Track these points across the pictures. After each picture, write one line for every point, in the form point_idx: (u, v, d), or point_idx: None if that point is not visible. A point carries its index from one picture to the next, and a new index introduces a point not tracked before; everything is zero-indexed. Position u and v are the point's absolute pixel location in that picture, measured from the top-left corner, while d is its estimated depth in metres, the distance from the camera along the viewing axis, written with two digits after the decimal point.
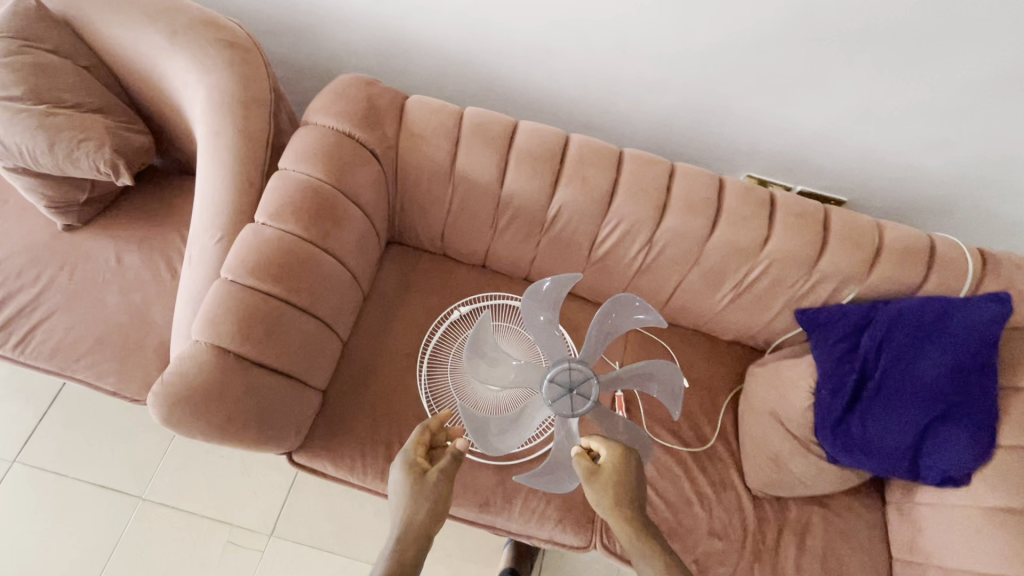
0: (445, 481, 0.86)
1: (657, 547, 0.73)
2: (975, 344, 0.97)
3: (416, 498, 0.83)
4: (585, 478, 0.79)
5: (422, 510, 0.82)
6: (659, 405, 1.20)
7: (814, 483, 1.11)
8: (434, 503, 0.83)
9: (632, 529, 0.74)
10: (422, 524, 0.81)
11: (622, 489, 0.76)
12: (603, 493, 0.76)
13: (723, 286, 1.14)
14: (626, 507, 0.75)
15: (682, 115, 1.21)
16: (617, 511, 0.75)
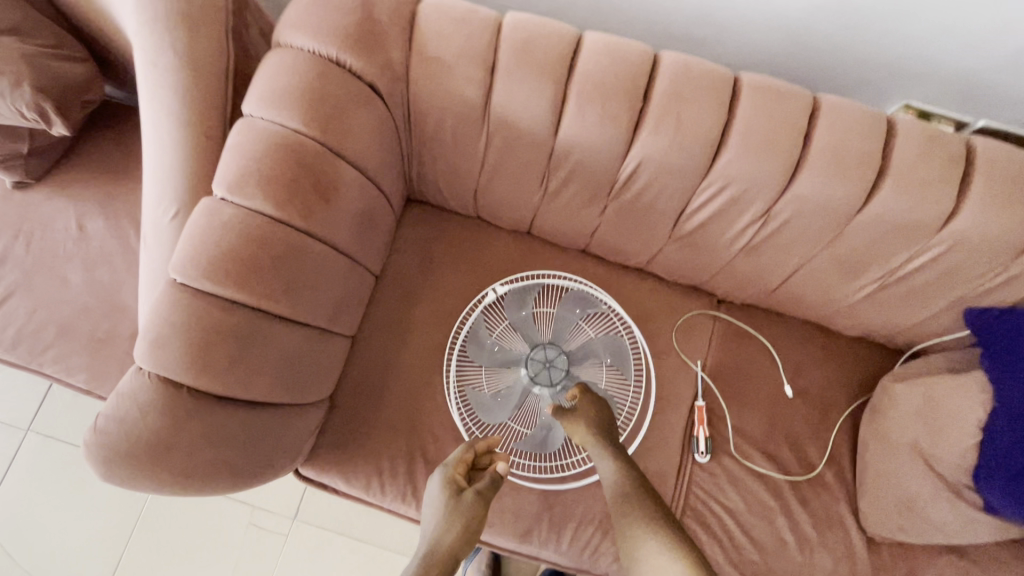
0: (483, 508, 0.66)
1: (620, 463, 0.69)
2: None
3: (447, 519, 0.65)
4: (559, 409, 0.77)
5: (453, 533, 0.63)
6: (751, 419, 0.94)
7: (962, 536, 0.84)
8: (467, 528, 0.64)
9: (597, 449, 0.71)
10: (449, 550, 0.63)
11: (592, 416, 0.74)
12: (572, 421, 0.74)
13: (865, 275, 0.81)
14: (593, 431, 0.72)
15: (827, 21, 0.82)
16: (587, 432, 0.73)
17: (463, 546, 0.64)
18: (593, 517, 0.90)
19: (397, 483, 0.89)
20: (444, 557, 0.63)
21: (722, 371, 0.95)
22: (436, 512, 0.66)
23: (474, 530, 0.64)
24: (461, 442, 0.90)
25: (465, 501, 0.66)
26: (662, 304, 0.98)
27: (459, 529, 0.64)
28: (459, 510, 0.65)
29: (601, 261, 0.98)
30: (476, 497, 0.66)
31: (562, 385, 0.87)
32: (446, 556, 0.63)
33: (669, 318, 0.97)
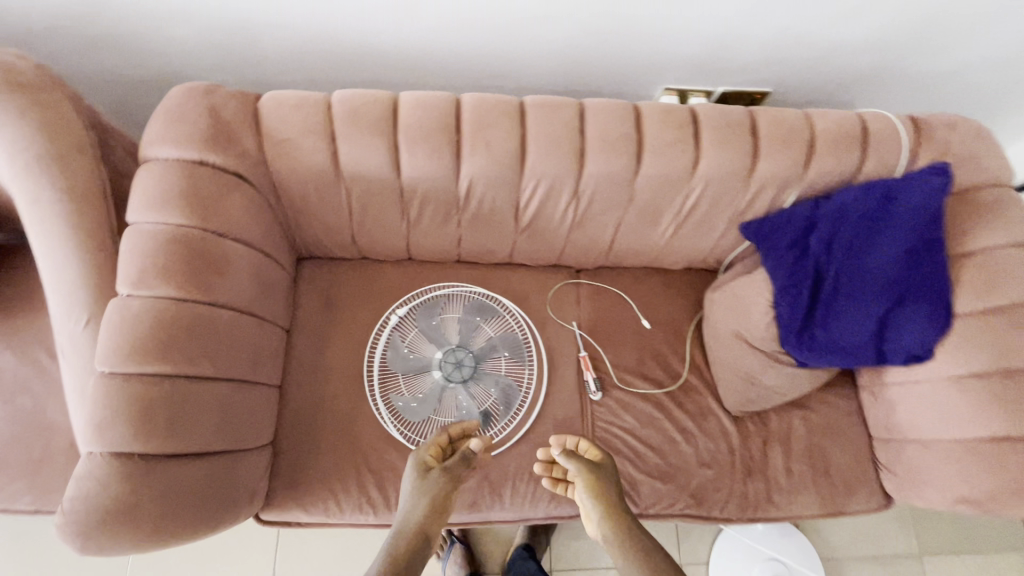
0: (448, 481, 0.81)
1: (629, 524, 0.82)
2: (923, 222, 0.94)
3: (415, 495, 0.79)
4: (587, 473, 0.86)
5: (419, 507, 0.78)
6: (625, 353, 1.16)
7: (790, 390, 1.10)
8: (431, 502, 0.79)
9: (606, 510, 0.84)
10: (416, 524, 0.77)
11: (604, 480, 0.86)
12: (593, 482, 0.86)
13: (663, 220, 1.07)
14: (605, 496, 0.85)
15: (580, 45, 1.08)
16: (609, 502, 0.85)
17: (431, 521, 0.78)
18: (524, 471, 1.07)
19: (352, 498, 1.01)
20: (413, 533, 0.76)
21: (594, 324, 1.18)
22: (409, 490, 0.81)
23: (438, 503, 0.79)
24: (397, 445, 1.04)
25: (432, 476, 0.81)
26: (533, 285, 1.19)
27: (425, 504, 0.79)
28: (426, 485, 0.80)
29: (475, 265, 1.18)
30: (445, 472, 0.82)
31: (470, 381, 1.04)
32: (414, 529, 0.77)
33: (541, 295, 1.18)
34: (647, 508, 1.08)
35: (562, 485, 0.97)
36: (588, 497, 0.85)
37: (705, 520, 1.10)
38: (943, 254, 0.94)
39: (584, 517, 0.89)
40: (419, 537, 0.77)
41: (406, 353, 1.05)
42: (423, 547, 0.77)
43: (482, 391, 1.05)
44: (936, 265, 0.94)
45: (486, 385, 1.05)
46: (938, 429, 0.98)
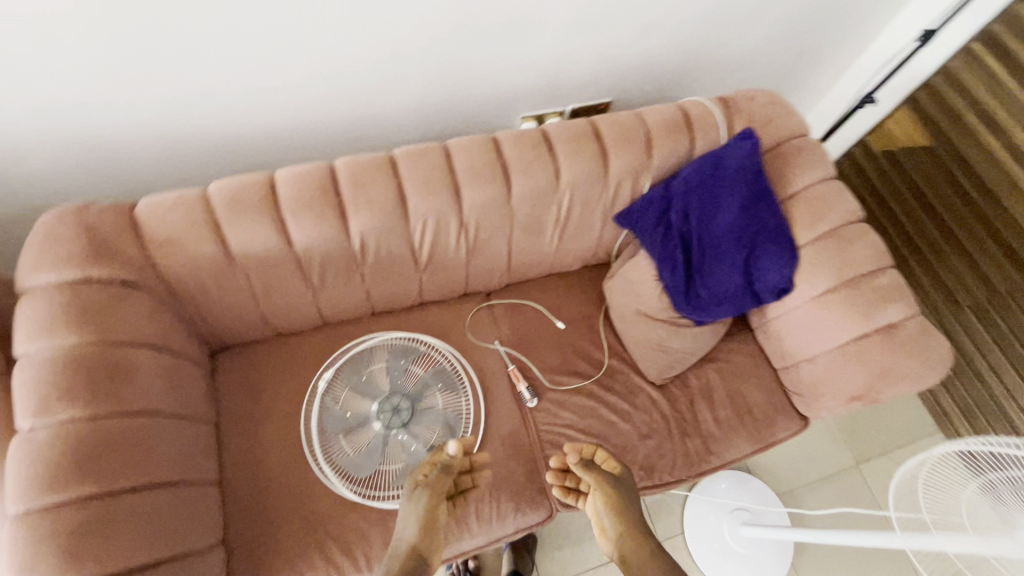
0: (431, 495, 0.92)
1: (638, 535, 0.91)
2: (748, 178, 1.12)
3: (407, 514, 0.91)
4: (602, 485, 0.96)
5: (409, 525, 0.89)
6: (549, 356, 1.25)
7: (696, 348, 1.23)
8: (417, 519, 0.90)
9: (618, 519, 0.93)
10: (407, 542, 0.88)
11: (618, 490, 0.96)
12: (608, 492, 0.95)
13: (547, 230, 1.19)
14: (618, 505, 0.94)
15: (435, 97, 1.21)
16: (622, 507, 0.94)
17: (422, 540, 0.88)
18: (484, 491, 1.11)
19: (319, 571, 0.99)
20: (407, 553, 0.87)
21: (514, 338, 1.26)
22: (403, 512, 0.92)
23: (425, 517, 0.90)
24: (354, 504, 1.04)
25: (417, 495, 0.92)
26: (450, 318, 1.26)
27: (415, 520, 0.90)
28: (413, 502, 0.92)
29: (391, 312, 1.23)
30: (434, 488, 0.93)
31: (411, 423, 1.07)
32: (408, 547, 0.88)
33: (460, 324, 1.25)
34: None
35: (575, 495, 1.06)
36: (601, 505, 0.95)
37: (660, 487, 1.19)
38: (772, 199, 1.12)
39: (597, 528, 0.98)
40: (413, 555, 0.87)
41: (341, 413, 1.06)
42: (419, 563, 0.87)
43: (425, 430, 1.07)
44: (770, 210, 1.12)
45: (427, 423, 1.08)
46: (817, 345, 1.13)
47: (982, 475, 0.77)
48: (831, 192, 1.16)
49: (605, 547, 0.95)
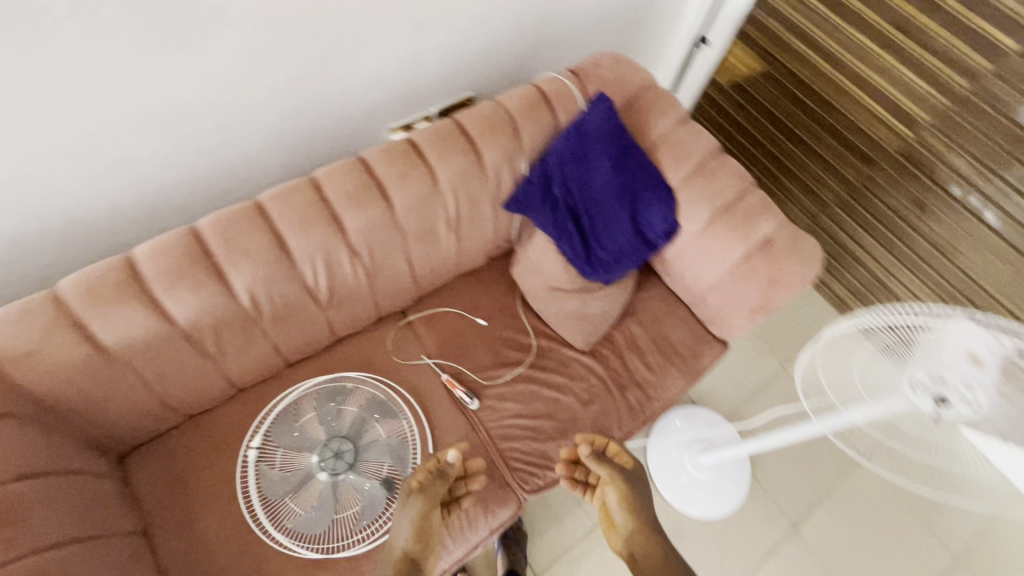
0: (428, 497, 0.94)
1: (646, 529, 0.94)
2: (613, 138, 1.18)
3: (401, 517, 0.92)
4: (614, 479, 1.00)
5: (404, 530, 0.90)
6: (478, 355, 1.26)
7: (611, 307, 1.30)
8: (413, 523, 0.91)
9: (628, 513, 0.97)
10: (400, 548, 0.89)
11: (630, 486, 0.99)
12: (621, 488, 0.99)
13: (442, 235, 1.19)
14: (628, 497, 0.98)
15: (292, 131, 1.17)
16: (634, 502, 0.98)
17: (416, 546, 0.90)
18: None
19: None
20: (400, 558, 0.89)
21: (440, 347, 1.26)
22: (396, 516, 0.93)
23: (421, 521, 0.91)
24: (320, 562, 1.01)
25: (413, 499, 0.93)
26: (372, 346, 1.23)
27: (411, 524, 0.91)
28: (408, 506, 0.92)
29: (308, 358, 1.19)
30: (430, 489, 0.95)
31: (356, 462, 1.06)
32: (401, 554, 0.89)
33: (382, 350, 1.23)
34: None
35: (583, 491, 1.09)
36: (611, 495, 0.99)
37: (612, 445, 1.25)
38: (637, 153, 1.21)
39: (607, 522, 1.01)
40: (407, 561, 0.89)
41: (282, 475, 1.03)
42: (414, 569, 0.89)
43: (372, 465, 1.06)
44: (639, 163, 1.20)
45: (373, 457, 1.07)
46: (713, 275, 1.22)
47: (880, 338, 0.87)
48: (689, 133, 1.24)
49: (613, 542, 0.98)
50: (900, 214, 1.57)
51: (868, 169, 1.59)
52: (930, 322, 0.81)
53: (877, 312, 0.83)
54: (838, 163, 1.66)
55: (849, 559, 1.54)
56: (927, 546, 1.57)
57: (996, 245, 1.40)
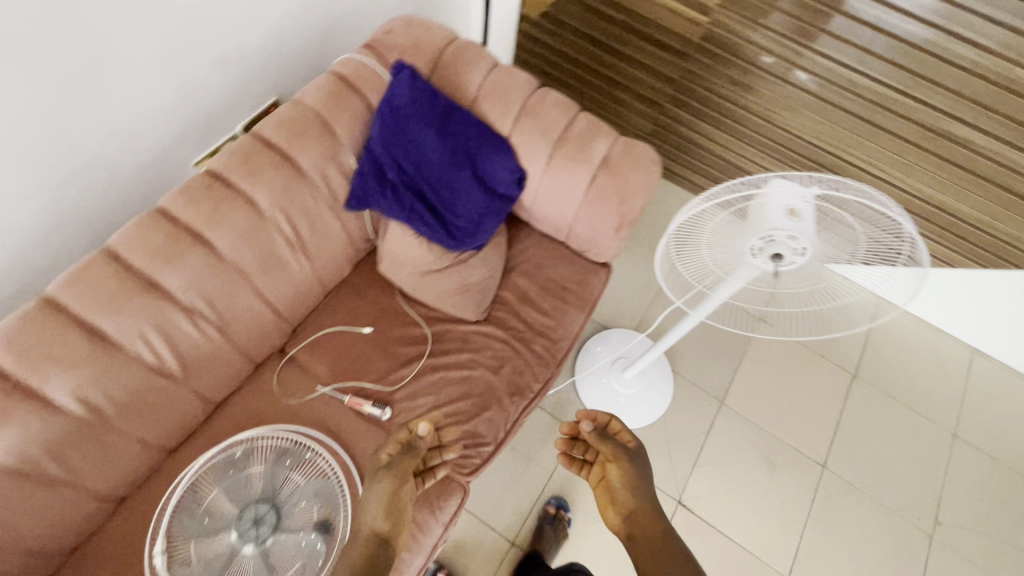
0: (397, 470, 0.93)
1: (649, 512, 0.97)
2: (428, 104, 1.13)
3: (374, 495, 0.90)
4: (618, 460, 1.02)
5: (374, 504, 0.90)
6: (375, 363, 1.21)
7: (489, 270, 1.29)
8: (382, 498, 0.90)
9: (631, 495, 1.00)
10: (370, 527, 0.89)
11: (633, 467, 1.01)
12: (623, 467, 1.01)
13: (286, 258, 1.10)
14: (631, 478, 1.01)
15: (73, 204, 1.04)
16: (635, 481, 1.01)
17: (387, 527, 0.89)
18: None
19: None
20: (373, 539, 0.87)
21: (333, 370, 1.19)
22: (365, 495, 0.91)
23: (390, 494, 0.91)
24: None
25: (384, 473, 0.92)
26: (258, 396, 1.14)
27: (382, 501, 0.90)
28: (378, 483, 0.92)
29: (191, 434, 1.08)
30: (398, 466, 0.94)
31: (280, 520, 0.98)
32: (372, 535, 0.88)
33: (271, 395, 1.14)
34: (497, 435, 1.21)
35: (579, 468, 1.13)
36: (616, 475, 1.01)
37: (535, 399, 1.27)
38: (458, 111, 1.16)
39: (607, 501, 1.04)
40: (377, 541, 0.87)
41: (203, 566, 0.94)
42: (386, 547, 0.88)
43: (297, 515, 0.99)
44: (464, 120, 1.16)
45: (295, 507, 0.99)
46: (571, 207, 1.23)
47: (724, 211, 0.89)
48: (504, 77, 1.22)
49: (612, 519, 1.02)
50: (719, 94, 1.68)
51: (680, 61, 1.68)
52: (752, 191, 0.83)
53: (715, 202, 0.83)
54: (656, 64, 1.73)
55: (772, 412, 1.71)
56: (827, 375, 1.79)
57: None
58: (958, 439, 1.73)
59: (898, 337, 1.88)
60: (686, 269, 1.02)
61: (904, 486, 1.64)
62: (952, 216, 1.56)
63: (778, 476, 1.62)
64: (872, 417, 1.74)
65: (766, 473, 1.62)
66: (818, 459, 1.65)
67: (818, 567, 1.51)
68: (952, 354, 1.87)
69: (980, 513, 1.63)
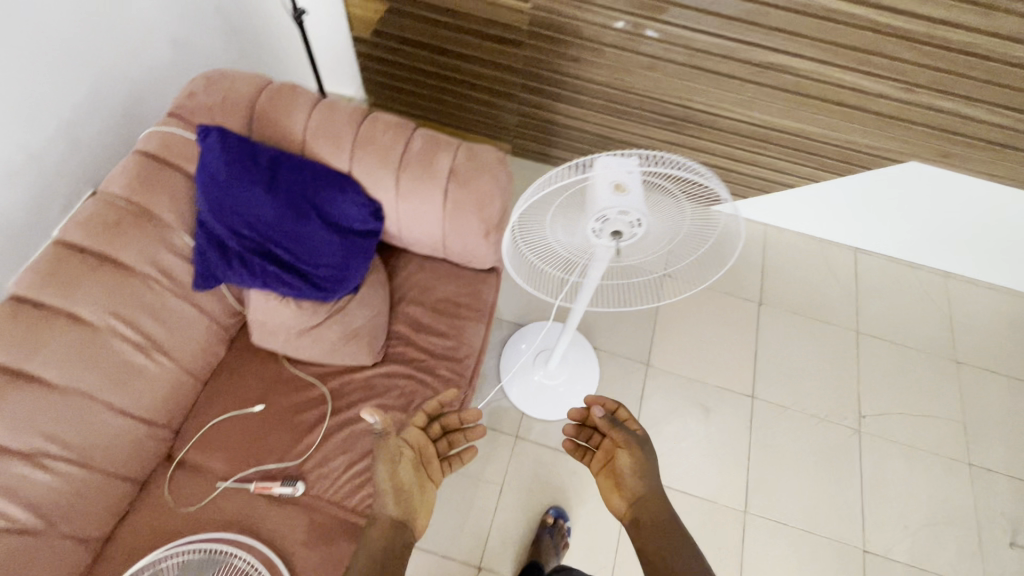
0: (393, 454, 1.00)
1: (654, 499, 0.98)
2: (249, 161, 1.04)
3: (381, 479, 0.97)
4: (627, 444, 1.05)
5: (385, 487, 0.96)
6: (275, 438, 1.13)
7: (372, 309, 1.23)
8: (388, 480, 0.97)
9: (639, 480, 1.01)
10: (387, 512, 0.94)
11: (642, 452, 1.04)
12: (630, 450, 1.04)
13: (137, 362, 1.02)
14: (640, 464, 1.03)
15: None
16: (642, 466, 1.02)
17: (398, 510, 0.94)
18: None
19: None
20: (388, 524, 0.93)
21: (229, 460, 1.10)
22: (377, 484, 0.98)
23: (393, 477, 0.97)
24: None
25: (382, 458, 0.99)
26: (150, 514, 1.04)
27: (388, 484, 0.96)
28: (383, 467, 0.98)
29: None
30: (391, 451, 1.00)
31: None
32: (390, 521, 0.93)
33: (166, 509, 1.05)
34: None
35: (583, 456, 1.15)
36: (626, 461, 1.02)
37: None
38: (286, 159, 1.09)
39: (612, 488, 1.04)
40: (391, 526, 0.93)
41: None
42: (402, 530, 0.93)
43: None
44: (294, 168, 1.09)
45: None
46: (435, 225, 1.19)
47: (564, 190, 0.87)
48: (327, 111, 1.15)
49: (616, 503, 1.02)
50: (564, 73, 1.70)
51: (517, 49, 1.67)
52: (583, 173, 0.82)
53: (555, 184, 0.79)
54: (496, 58, 1.72)
55: (698, 361, 1.76)
56: (735, 310, 1.87)
57: (643, 62, 1.57)
58: (861, 334, 1.86)
59: (790, 256, 1.99)
60: (533, 258, 1.00)
61: (826, 392, 1.75)
62: (800, 136, 1.65)
63: (715, 418, 1.67)
64: (784, 337, 1.83)
65: (704, 419, 1.67)
66: (746, 391, 1.72)
67: (769, 492, 1.58)
68: (839, 258, 2.00)
69: (895, 396, 1.76)
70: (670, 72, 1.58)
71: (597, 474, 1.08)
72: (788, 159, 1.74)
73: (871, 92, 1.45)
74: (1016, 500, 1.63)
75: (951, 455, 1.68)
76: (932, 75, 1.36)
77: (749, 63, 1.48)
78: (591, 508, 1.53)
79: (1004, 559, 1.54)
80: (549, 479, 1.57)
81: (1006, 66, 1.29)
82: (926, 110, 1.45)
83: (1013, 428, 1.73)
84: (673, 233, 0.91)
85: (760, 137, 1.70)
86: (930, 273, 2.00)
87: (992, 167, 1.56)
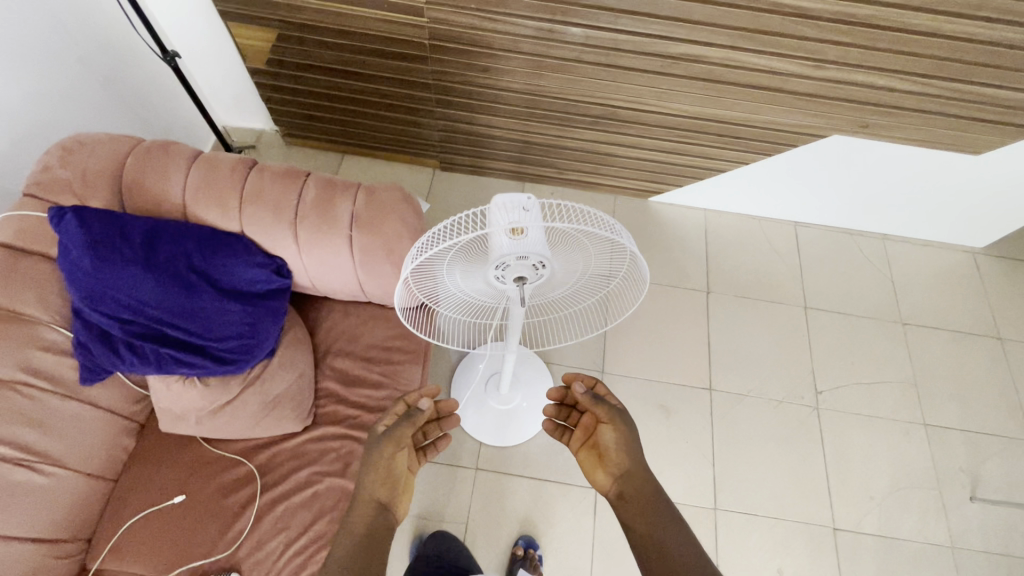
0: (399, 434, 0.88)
1: (640, 472, 0.89)
2: (118, 239, 0.94)
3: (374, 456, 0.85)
4: (610, 417, 0.96)
5: (375, 467, 0.85)
6: (200, 529, 1.04)
7: (293, 370, 1.14)
8: (383, 460, 0.85)
9: (625, 454, 0.92)
10: (373, 495, 0.82)
11: (624, 424, 0.95)
12: (614, 421, 0.95)
13: (22, 480, 0.91)
14: (625, 438, 0.94)
15: None
16: (625, 438, 0.93)
17: (383, 491, 0.83)
18: None
19: None
20: (371, 503, 0.81)
21: (150, 564, 1.00)
22: (367, 458, 0.85)
23: (387, 459, 0.85)
24: None
25: (387, 435, 0.87)
26: None
27: (379, 463, 0.85)
28: (382, 444, 0.87)
29: None
30: (399, 434, 0.88)
31: None
32: (372, 504, 0.82)
33: None
34: None
35: (563, 436, 1.07)
36: (608, 435, 0.94)
37: None
38: (164, 229, 0.99)
39: (595, 464, 0.95)
40: (373, 507, 0.81)
41: None
42: (385, 514, 0.82)
43: None
44: (176, 237, 0.99)
45: None
46: (347, 274, 1.11)
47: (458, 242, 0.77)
48: (207, 168, 1.04)
49: (600, 479, 0.94)
50: (475, 84, 1.62)
51: (422, 65, 1.58)
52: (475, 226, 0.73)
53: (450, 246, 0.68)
54: (403, 75, 1.62)
55: (652, 360, 1.73)
56: (685, 302, 1.84)
57: (552, 65, 1.51)
58: (810, 309, 1.86)
59: (732, 239, 1.97)
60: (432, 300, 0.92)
61: (782, 373, 1.74)
62: (722, 122, 1.62)
63: (675, 417, 1.65)
64: (735, 323, 1.82)
65: (665, 420, 1.64)
66: (703, 384, 1.70)
67: (736, 485, 1.57)
68: (780, 234, 2.00)
69: (848, 366, 1.77)
70: (582, 72, 1.52)
71: (579, 451, 1.00)
72: (716, 145, 1.71)
73: (784, 72, 1.42)
74: (972, 454, 1.66)
75: (907, 419, 1.70)
76: (841, 50, 1.33)
77: (660, 55, 1.43)
78: (561, 531, 1.48)
79: (967, 515, 1.57)
80: (516, 507, 1.51)
81: (910, 34, 1.28)
82: (839, 84, 1.43)
83: (962, 383, 1.76)
84: (577, 274, 0.87)
85: (685, 126, 1.66)
86: (870, 237, 2.01)
87: (911, 132, 1.56)
